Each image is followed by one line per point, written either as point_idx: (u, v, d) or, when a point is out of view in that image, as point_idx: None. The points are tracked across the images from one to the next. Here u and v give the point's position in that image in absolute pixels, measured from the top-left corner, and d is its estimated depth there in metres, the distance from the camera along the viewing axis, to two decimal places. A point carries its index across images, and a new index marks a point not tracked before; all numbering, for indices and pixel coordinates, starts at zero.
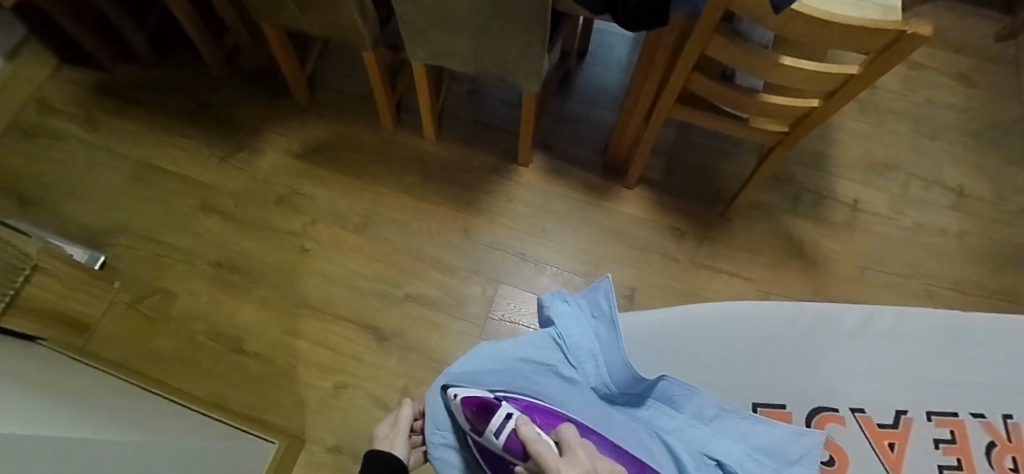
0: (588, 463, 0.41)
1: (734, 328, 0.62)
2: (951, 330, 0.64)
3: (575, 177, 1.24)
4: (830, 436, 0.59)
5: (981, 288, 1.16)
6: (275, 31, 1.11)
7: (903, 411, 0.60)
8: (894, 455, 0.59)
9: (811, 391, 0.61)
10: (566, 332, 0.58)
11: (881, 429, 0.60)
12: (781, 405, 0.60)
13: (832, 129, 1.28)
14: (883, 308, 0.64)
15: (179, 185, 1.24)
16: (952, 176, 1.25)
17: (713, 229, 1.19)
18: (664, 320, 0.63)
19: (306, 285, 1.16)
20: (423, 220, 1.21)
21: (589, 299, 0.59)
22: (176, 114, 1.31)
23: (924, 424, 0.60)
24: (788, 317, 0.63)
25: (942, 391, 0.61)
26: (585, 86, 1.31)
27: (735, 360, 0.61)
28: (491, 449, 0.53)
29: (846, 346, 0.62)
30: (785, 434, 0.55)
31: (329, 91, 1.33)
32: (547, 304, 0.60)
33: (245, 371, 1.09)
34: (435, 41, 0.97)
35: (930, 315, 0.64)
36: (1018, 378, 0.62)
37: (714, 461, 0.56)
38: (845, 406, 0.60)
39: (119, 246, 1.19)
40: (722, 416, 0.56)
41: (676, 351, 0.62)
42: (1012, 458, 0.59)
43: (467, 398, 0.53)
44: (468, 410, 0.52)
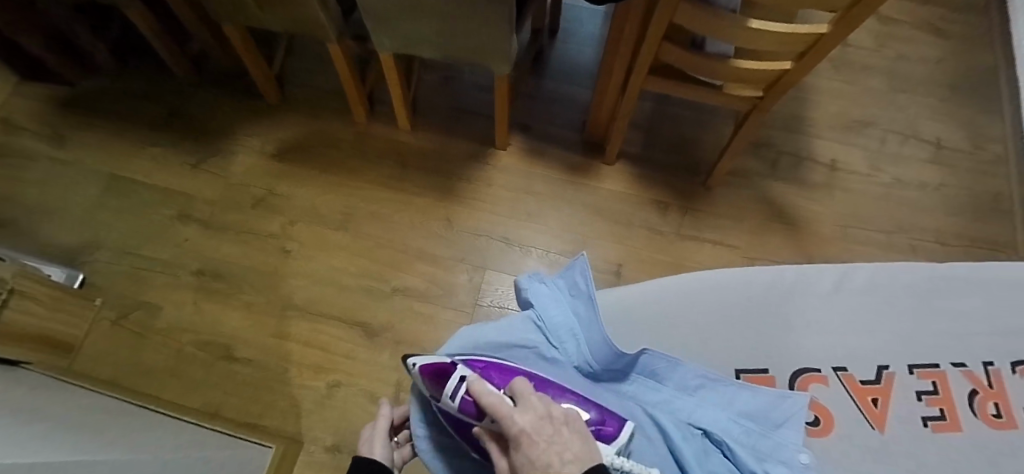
0: (541, 408, 0.43)
1: (712, 295, 0.62)
2: (930, 283, 0.64)
3: (554, 157, 1.23)
4: (814, 396, 0.60)
5: (962, 238, 1.17)
6: (237, 31, 1.08)
7: (885, 367, 0.61)
8: (878, 410, 0.59)
9: (793, 351, 0.61)
10: (545, 312, 0.57)
11: (864, 386, 0.60)
12: (764, 370, 0.60)
13: (809, 91, 1.28)
14: (859, 265, 0.65)
15: (154, 195, 1.22)
16: (928, 129, 1.25)
17: (696, 199, 1.19)
18: (644, 295, 0.63)
19: (292, 287, 1.15)
20: (404, 212, 1.19)
21: (566, 279, 0.58)
22: (144, 123, 1.27)
23: (907, 377, 0.61)
24: (767, 281, 0.63)
25: (923, 342, 0.62)
26: (558, 65, 1.29)
27: (716, 328, 0.61)
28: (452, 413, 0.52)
29: (826, 305, 0.62)
30: (768, 398, 0.56)
31: (299, 88, 1.30)
32: (524, 286, 0.59)
33: (237, 378, 1.08)
34: (401, 30, 0.95)
35: (910, 268, 0.65)
36: (995, 324, 0.63)
37: (700, 430, 0.56)
38: (827, 366, 0.61)
39: (98, 262, 1.16)
40: (706, 385, 0.56)
41: (656, 324, 0.61)
42: (994, 404, 0.60)
43: (427, 367, 0.52)
44: (422, 377, 0.52)
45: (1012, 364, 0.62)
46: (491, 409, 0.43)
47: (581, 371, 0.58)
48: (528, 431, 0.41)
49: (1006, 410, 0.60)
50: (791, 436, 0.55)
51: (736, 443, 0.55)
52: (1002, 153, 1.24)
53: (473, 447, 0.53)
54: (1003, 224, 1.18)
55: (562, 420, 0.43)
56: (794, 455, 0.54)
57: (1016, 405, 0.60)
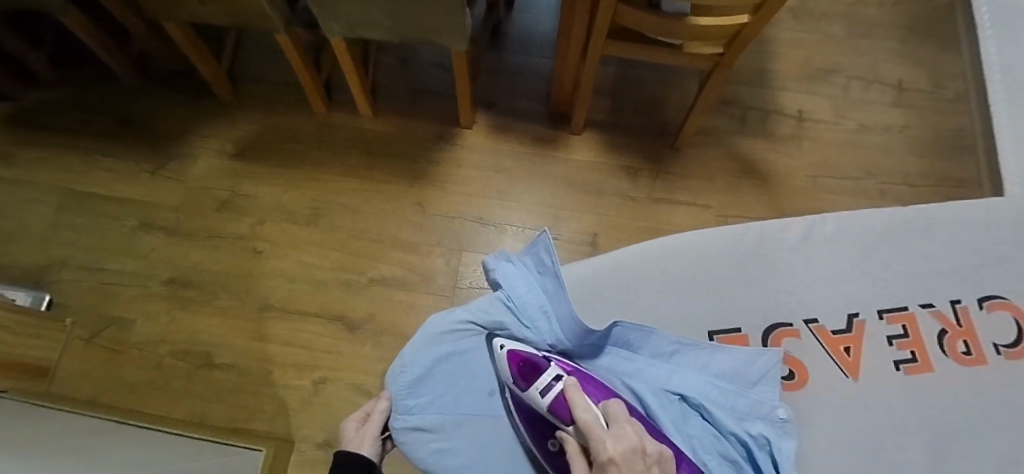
0: (635, 440, 0.44)
1: (682, 260, 0.62)
2: (893, 227, 0.65)
3: (522, 132, 1.21)
4: (787, 351, 0.60)
5: (928, 178, 1.19)
6: (179, 28, 1.03)
7: (855, 314, 0.62)
8: (850, 358, 0.60)
9: (764, 308, 0.61)
10: (514, 293, 0.57)
11: (835, 336, 0.61)
12: (737, 329, 0.61)
13: (771, 42, 1.27)
14: (823, 217, 0.65)
15: (113, 207, 1.17)
16: (890, 72, 1.26)
17: (666, 162, 1.19)
18: (612, 265, 0.62)
19: (267, 287, 1.12)
20: (374, 201, 1.17)
21: (531, 256, 0.57)
22: (94, 133, 1.22)
23: (877, 323, 0.62)
24: (732, 241, 0.63)
25: (891, 287, 0.63)
26: (517, 36, 1.26)
27: (688, 292, 0.61)
28: (531, 406, 0.53)
29: (793, 259, 0.63)
30: (742, 356, 0.56)
31: (253, 82, 1.25)
32: (492, 267, 0.58)
33: (220, 385, 1.07)
34: (350, 13, 0.92)
35: (872, 215, 0.65)
36: (961, 261, 0.64)
37: (677, 395, 0.56)
38: (798, 319, 0.61)
39: (62, 282, 1.12)
40: (682, 350, 0.57)
41: (628, 293, 0.61)
42: (963, 341, 0.61)
43: (516, 354, 0.53)
44: (514, 364, 0.53)
45: (978, 301, 0.63)
46: (585, 426, 0.45)
47: (555, 350, 0.57)
48: (617, 461, 0.42)
49: (975, 346, 0.61)
50: (767, 393, 0.56)
51: (713, 405, 0.56)
52: (962, 90, 1.25)
53: (540, 447, 0.53)
54: (966, 160, 1.20)
55: (655, 459, 0.43)
56: (772, 411, 0.55)
57: (983, 340, 0.62)
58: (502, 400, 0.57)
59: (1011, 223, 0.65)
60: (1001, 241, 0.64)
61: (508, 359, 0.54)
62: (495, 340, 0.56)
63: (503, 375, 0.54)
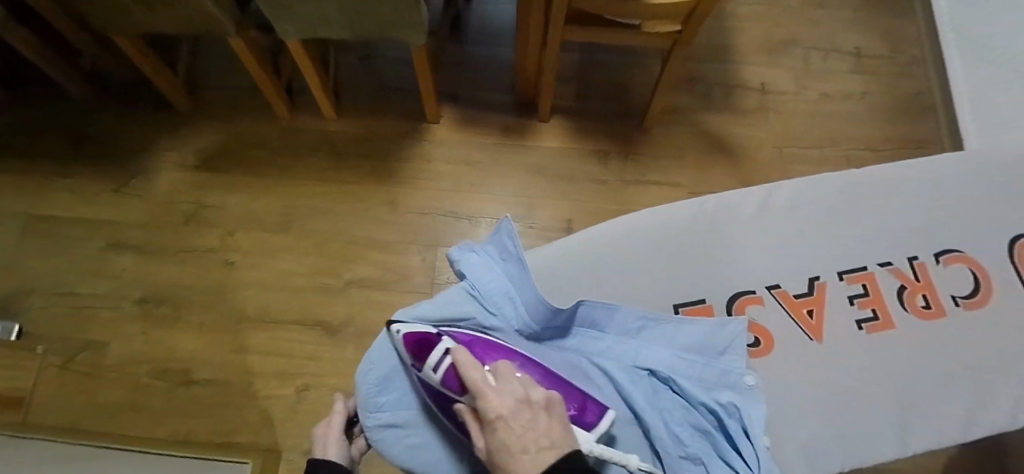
0: (520, 392, 0.43)
1: (643, 237, 0.62)
2: (847, 189, 0.66)
3: (489, 122, 1.20)
4: (752, 318, 0.61)
5: (890, 141, 1.21)
6: (129, 40, 1.00)
7: (816, 277, 0.63)
8: (813, 322, 0.62)
9: (728, 277, 0.62)
10: (479, 281, 0.56)
11: (798, 300, 0.62)
12: (702, 300, 0.61)
13: (730, 18, 1.28)
14: (780, 184, 0.66)
15: (76, 228, 1.14)
16: (848, 40, 1.28)
17: (635, 143, 1.19)
18: (577, 247, 0.62)
19: (242, 297, 1.11)
20: (345, 202, 1.16)
21: (495, 243, 0.57)
22: (49, 153, 1.18)
23: (838, 284, 0.63)
24: (693, 214, 0.63)
25: (849, 247, 0.64)
26: (478, 27, 1.25)
27: (652, 268, 0.62)
28: (431, 385, 0.51)
29: (752, 227, 0.64)
30: (707, 327, 0.57)
31: (212, 90, 1.22)
32: (456, 259, 0.58)
33: (202, 400, 1.05)
34: (303, 13, 0.90)
35: (827, 179, 0.66)
36: (915, 218, 0.65)
37: (645, 370, 0.57)
38: (761, 286, 0.62)
39: (31, 309, 1.09)
40: (648, 326, 0.57)
41: (594, 273, 0.61)
42: (922, 296, 0.63)
43: (410, 334, 0.52)
44: (408, 345, 0.52)
45: (936, 255, 0.64)
46: (473, 386, 0.44)
47: (522, 334, 0.57)
48: (504, 416, 0.41)
49: (934, 299, 0.63)
50: (734, 362, 0.57)
51: (681, 378, 0.57)
52: (919, 53, 1.27)
53: (453, 422, 0.52)
54: (926, 121, 1.22)
55: (541, 405, 0.42)
56: (738, 379, 0.56)
57: (942, 293, 0.63)
58: (411, 385, 0.55)
59: (960, 178, 0.67)
60: (953, 196, 0.66)
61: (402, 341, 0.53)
62: (392, 327, 0.54)
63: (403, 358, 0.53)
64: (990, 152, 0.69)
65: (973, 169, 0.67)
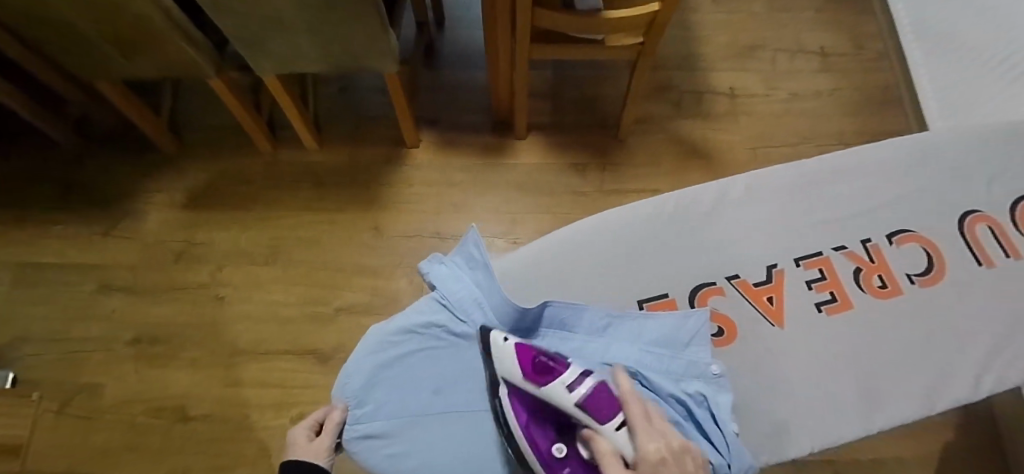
0: (676, 438, 0.45)
1: (603, 237, 0.65)
2: (800, 179, 0.69)
3: (469, 143, 1.23)
4: (715, 308, 0.63)
5: (861, 134, 1.23)
6: (113, 85, 1.02)
7: (773, 265, 0.65)
8: (774, 308, 0.63)
9: (692, 270, 0.64)
10: (448, 291, 0.59)
11: (758, 288, 0.64)
12: (664, 294, 0.63)
13: (696, 28, 1.32)
14: (734, 178, 0.69)
15: (65, 273, 1.15)
16: (812, 41, 1.32)
17: (612, 154, 1.22)
18: (542, 251, 0.65)
19: (234, 331, 1.11)
20: (331, 231, 1.17)
21: (462, 254, 0.61)
22: (37, 201, 1.18)
23: (795, 270, 0.65)
24: (651, 212, 0.66)
25: (805, 235, 0.66)
26: (453, 53, 1.29)
27: (614, 266, 0.64)
28: (542, 402, 0.50)
29: (709, 221, 0.66)
30: (672, 321, 0.58)
31: (195, 129, 1.24)
32: (425, 270, 0.60)
33: (197, 436, 1.05)
34: (279, 50, 0.93)
35: (778, 171, 0.69)
36: (864, 203, 0.68)
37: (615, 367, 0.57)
38: (721, 277, 0.64)
39: (25, 357, 1.09)
40: (613, 323, 0.59)
41: (560, 275, 0.63)
42: (878, 276, 0.65)
43: (527, 347, 0.50)
44: (521, 359, 0.50)
45: (888, 237, 0.67)
46: (634, 417, 0.45)
47: None
48: (667, 458, 0.43)
49: (890, 279, 0.64)
50: (701, 352, 0.58)
51: (650, 372, 0.57)
52: (882, 48, 1.31)
53: (541, 447, 0.49)
54: (896, 112, 1.25)
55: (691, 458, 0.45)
56: (705, 369, 0.57)
57: (898, 273, 0.65)
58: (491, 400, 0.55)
59: (904, 159, 0.70)
60: (899, 179, 0.69)
61: (516, 353, 0.51)
62: (497, 333, 0.53)
63: (513, 373, 0.50)
64: (938, 137, 0.71)
65: (921, 154, 0.70)
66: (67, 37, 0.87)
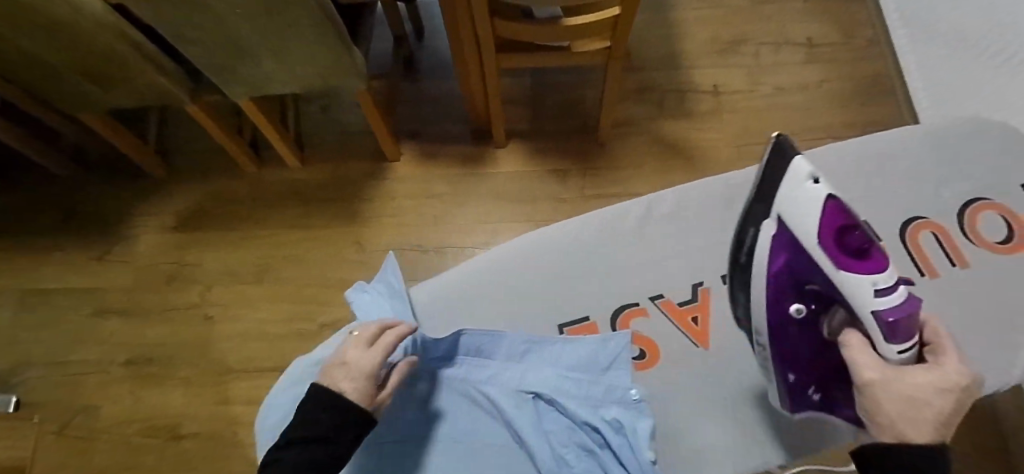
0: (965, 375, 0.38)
1: (539, 254, 0.66)
2: (734, 193, 0.67)
3: (449, 153, 1.23)
4: (638, 331, 0.62)
5: (853, 127, 1.19)
6: (96, 116, 1.05)
7: (700, 283, 0.64)
8: (698, 328, 0.62)
9: (618, 293, 0.64)
10: (368, 319, 0.62)
11: (682, 308, 0.63)
12: (585, 318, 0.63)
13: (677, 25, 1.29)
14: (664, 192, 0.68)
15: (64, 298, 1.19)
16: (798, 32, 1.27)
17: (594, 158, 1.20)
18: (477, 267, 0.66)
19: (224, 350, 1.14)
20: (316, 247, 1.19)
21: (383, 282, 0.64)
22: (37, 230, 1.23)
23: (722, 288, 0.64)
24: (578, 225, 0.67)
25: None
26: (431, 63, 1.29)
27: (546, 284, 0.65)
28: (807, 263, 0.40)
29: (637, 241, 0.66)
30: (592, 344, 0.59)
31: (183, 153, 1.27)
32: (351, 299, 0.64)
33: (191, 454, 1.07)
34: (247, 74, 0.94)
35: (714, 181, 0.68)
36: None
37: (531, 394, 0.59)
38: (644, 298, 0.64)
39: (29, 381, 1.13)
40: (533, 348, 0.59)
41: (493, 292, 0.64)
42: None
43: (837, 213, 0.37)
44: (829, 223, 0.37)
45: None
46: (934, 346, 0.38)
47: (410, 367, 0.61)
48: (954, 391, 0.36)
49: None
50: (621, 376, 0.58)
51: (566, 397, 0.58)
52: (872, 35, 1.26)
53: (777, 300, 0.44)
54: (889, 102, 1.20)
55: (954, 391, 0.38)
56: (625, 393, 0.57)
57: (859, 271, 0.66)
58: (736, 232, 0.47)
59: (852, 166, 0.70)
60: (847, 182, 0.69)
61: (825, 210, 0.37)
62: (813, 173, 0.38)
63: (804, 222, 0.38)
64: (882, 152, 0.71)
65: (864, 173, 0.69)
66: (43, 71, 0.91)
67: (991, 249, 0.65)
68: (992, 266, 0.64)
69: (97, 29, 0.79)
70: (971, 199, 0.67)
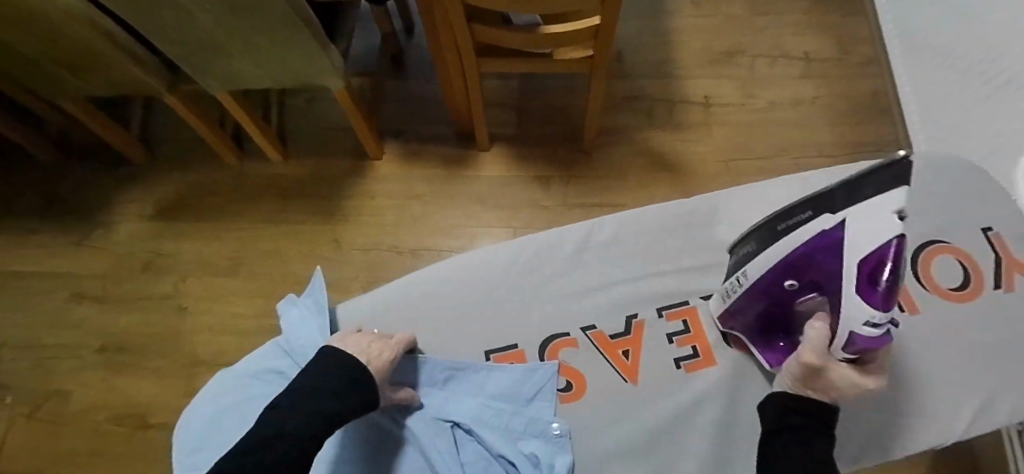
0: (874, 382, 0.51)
1: (477, 276, 0.69)
2: (665, 229, 0.71)
3: (431, 154, 1.22)
4: (567, 361, 0.66)
5: (845, 146, 1.16)
6: (76, 104, 1.05)
7: (633, 315, 0.67)
8: (628, 362, 0.65)
9: (550, 322, 0.67)
10: (292, 334, 0.65)
11: (615, 341, 0.66)
12: (514, 345, 0.66)
13: (672, 33, 1.27)
14: (600, 222, 0.72)
15: (42, 282, 1.19)
16: (795, 45, 1.24)
17: (578, 167, 1.18)
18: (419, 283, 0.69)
19: (195, 342, 1.13)
20: (292, 243, 1.18)
21: (312, 299, 0.67)
22: (19, 212, 1.23)
23: (657, 321, 0.67)
24: (516, 250, 0.71)
25: (670, 287, 0.68)
26: (419, 62, 1.28)
27: (481, 307, 0.68)
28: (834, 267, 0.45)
29: (569, 269, 0.70)
30: (516, 375, 0.63)
31: (167, 142, 1.27)
32: (282, 312, 0.68)
33: (156, 444, 1.07)
34: (223, 69, 0.94)
35: (647, 214, 0.72)
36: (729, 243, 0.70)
37: (450, 422, 0.61)
38: (576, 328, 0.67)
39: (1, 363, 1.14)
40: (455, 376, 0.63)
41: (429, 309, 0.68)
42: None
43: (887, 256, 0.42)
44: (876, 255, 0.42)
45: None
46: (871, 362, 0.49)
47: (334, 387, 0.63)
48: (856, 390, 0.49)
49: None
50: (541, 409, 0.62)
51: (483, 426, 0.61)
52: (871, 52, 1.23)
53: (779, 266, 0.51)
54: (884, 123, 1.17)
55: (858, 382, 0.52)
56: (545, 427, 0.61)
57: None
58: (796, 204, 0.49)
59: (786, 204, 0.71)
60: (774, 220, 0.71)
61: (884, 246, 0.41)
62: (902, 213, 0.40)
63: (858, 239, 0.42)
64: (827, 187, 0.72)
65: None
66: (19, 57, 0.90)
67: (942, 295, 0.66)
68: (946, 315, 0.65)
69: (68, 21, 0.79)
70: (926, 242, 0.69)
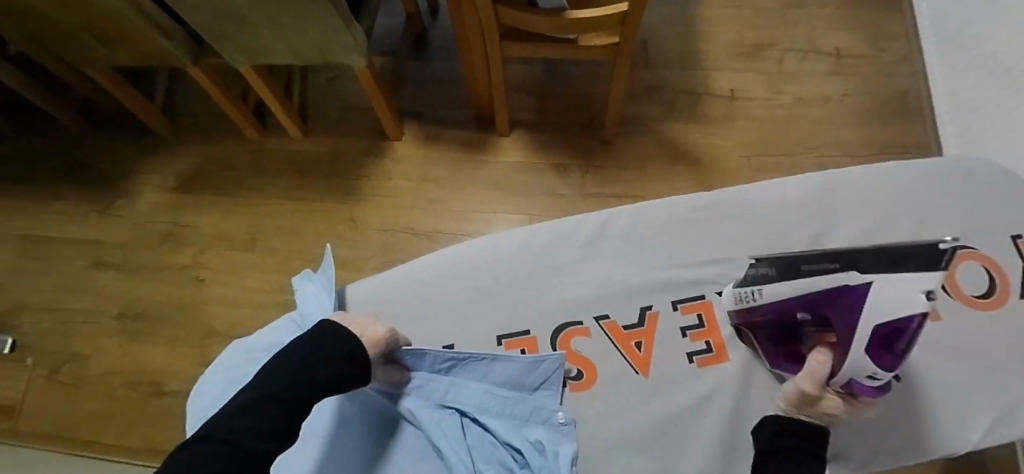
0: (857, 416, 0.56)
1: (489, 261, 0.69)
2: (684, 221, 0.70)
3: (450, 137, 1.21)
4: (579, 350, 0.66)
5: (872, 146, 1.13)
6: (103, 74, 1.06)
7: (647, 307, 0.67)
8: (640, 354, 0.65)
9: (562, 309, 0.67)
10: (306, 309, 0.66)
11: (628, 332, 0.66)
12: (525, 332, 0.66)
13: (699, 23, 1.24)
14: (618, 211, 0.71)
15: (65, 248, 1.22)
16: (827, 40, 1.21)
17: (597, 156, 1.17)
18: (431, 266, 0.70)
19: (211, 313, 1.15)
20: (309, 220, 1.19)
21: (325, 276, 0.68)
22: (45, 179, 1.26)
23: (671, 313, 0.66)
24: (530, 236, 0.70)
25: (688, 280, 0.67)
26: (441, 44, 1.27)
27: (493, 292, 0.68)
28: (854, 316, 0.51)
29: (584, 256, 0.69)
30: (523, 364, 0.63)
31: (190, 115, 1.28)
32: (298, 286, 0.69)
33: (171, 410, 1.10)
34: (248, 44, 0.94)
35: (666, 205, 0.71)
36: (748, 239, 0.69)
37: (455, 409, 0.62)
38: (589, 317, 0.67)
39: (25, 325, 1.17)
40: (457, 365, 0.63)
41: (440, 291, 0.68)
42: None
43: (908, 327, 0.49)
44: (901, 322, 0.49)
45: None
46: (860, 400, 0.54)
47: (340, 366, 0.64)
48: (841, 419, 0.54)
49: None
50: (547, 398, 0.63)
51: (489, 413, 0.62)
52: (906, 50, 1.19)
53: (799, 297, 0.55)
54: (915, 124, 1.13)
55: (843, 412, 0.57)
56: (550, 415, 0.62)
57: None
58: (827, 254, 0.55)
59: (810, 201, 0.70)
60: (796, 216, 0.69)
61: (910, 317, 0.48)
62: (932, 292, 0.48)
63: (888, 303, 0.49)
64: (849, 186, 0.70)
65: (824, 206, 0.69)
66: (49, 25, 0.91)
67: (968, 304, 0.65)
68: (969, 322, 0.64)
69: None
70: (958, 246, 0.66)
